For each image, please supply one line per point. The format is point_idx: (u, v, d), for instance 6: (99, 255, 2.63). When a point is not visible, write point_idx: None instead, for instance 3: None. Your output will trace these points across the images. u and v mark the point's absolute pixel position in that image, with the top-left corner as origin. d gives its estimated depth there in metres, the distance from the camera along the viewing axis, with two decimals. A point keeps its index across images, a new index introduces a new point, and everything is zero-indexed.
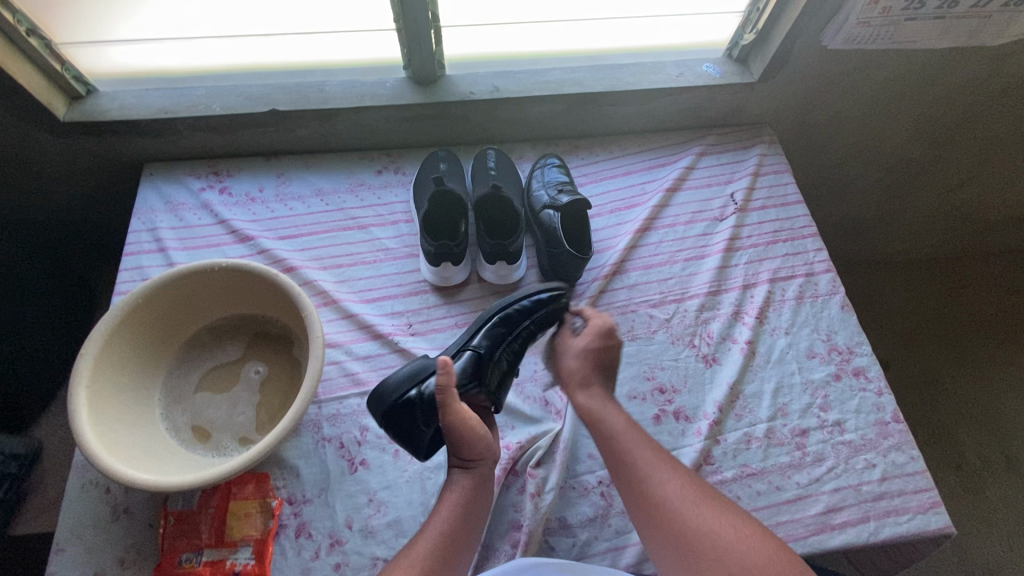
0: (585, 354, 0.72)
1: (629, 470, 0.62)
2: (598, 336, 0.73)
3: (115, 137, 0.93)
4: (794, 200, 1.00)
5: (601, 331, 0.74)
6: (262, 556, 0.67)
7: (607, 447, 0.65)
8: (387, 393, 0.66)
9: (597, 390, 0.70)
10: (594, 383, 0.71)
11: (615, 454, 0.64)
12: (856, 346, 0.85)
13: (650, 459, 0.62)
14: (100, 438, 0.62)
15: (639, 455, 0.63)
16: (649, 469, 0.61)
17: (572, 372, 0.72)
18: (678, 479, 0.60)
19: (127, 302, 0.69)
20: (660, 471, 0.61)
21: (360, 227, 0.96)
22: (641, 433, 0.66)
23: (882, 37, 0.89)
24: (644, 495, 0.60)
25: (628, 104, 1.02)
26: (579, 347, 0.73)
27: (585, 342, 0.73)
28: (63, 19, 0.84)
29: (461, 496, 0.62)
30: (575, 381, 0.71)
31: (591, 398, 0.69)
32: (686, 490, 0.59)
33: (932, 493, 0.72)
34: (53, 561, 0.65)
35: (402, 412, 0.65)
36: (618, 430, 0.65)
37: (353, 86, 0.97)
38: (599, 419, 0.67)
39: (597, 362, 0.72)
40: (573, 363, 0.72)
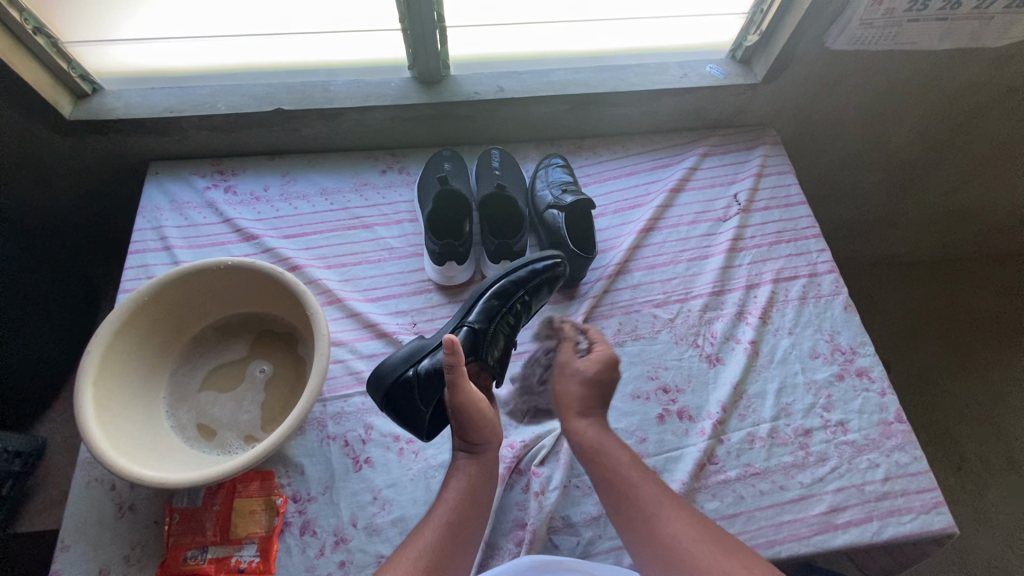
0: (583, 380, 0.69)
1: (631, 504, 0.61)
2: (601, 366, 0.69)
3: (120, 136, 0.93)
4: (797, 201, 1.01)
5: (606, 360, 0.70)
6: (267, 553, 0.67)
7: (606, 480, 0.63)
8: (387, 374, 0.68)
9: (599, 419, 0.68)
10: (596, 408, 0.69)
11: (616, 488, 0.62)
12: (859, 346, 0.85)
13: (653, 494, 0.61)
14: (107, 435, 0.62)
15: (641, 488, 0.61)
16: (652, 504, 0.60)
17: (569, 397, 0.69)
18: (680, 514, 0.59)
19: (133, 300, 0.70)
20: (662, 507, 0.60)
21: (364, 226, 0.96)
22: (641, 465, 0.64)
23: (885, 39, 0.89)
24: (646, 531, 0.58)
25: (632, 104, 1.03)
26: (578, 369, 0.70)
27: (586, 367, 0.70)
28: (70, 18, 0.84)
29: (466, 488, 0.61)
30: (572, 406, 0.69)
31: (593, 428, 0.67)
32: (689, 524, 0.58)
33: (935, 494, 0.72)
34: (58, 558, 0.65)
35: (405, 392, 0.66)
36: (619, 462, 0.64)
37: (358, 85, 0.97)
38: (599, 450, 0.65)
39: (593, 392, 0.69)
40: (572, 388, 0.69)
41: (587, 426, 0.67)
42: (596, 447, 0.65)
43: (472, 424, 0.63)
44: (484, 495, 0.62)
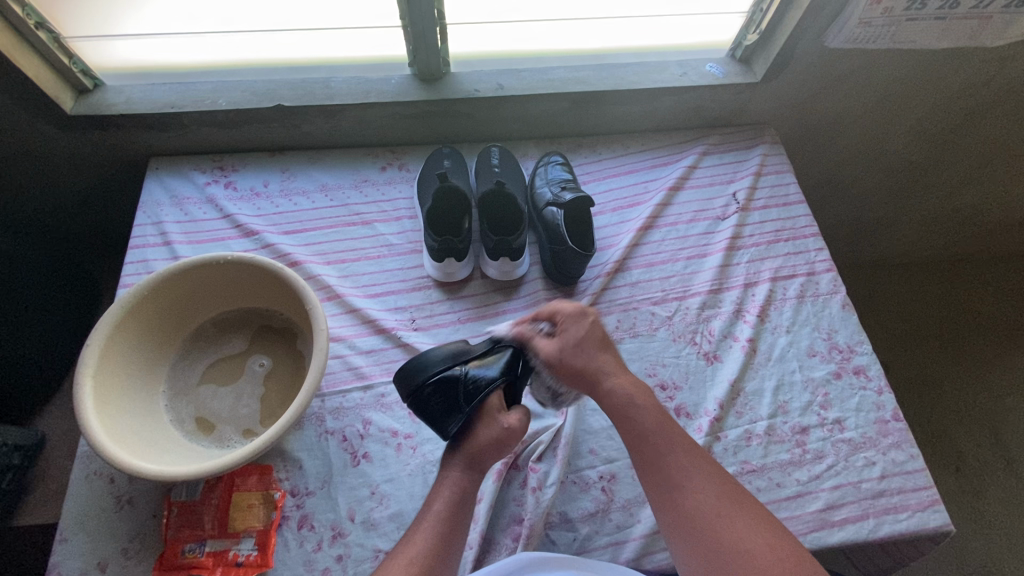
0: (574, 348, 0.69)
1: (659, 468, 0.60)
2: (576, 323, 0.70)
3: (120, 131, 0.93)
4: (795, 200, 1.01)
5: (572, 314, 0.71)
6: (264, 547, 0.67)
7: (637, 440, 0.63)
8: (425, 367, 0.67)
9: (624, 378, 0.67)
10: (604, 363, 0.68)
11: (645, 449, 0.61)
12: (856, 345, 0.85)
13: (683, 459, 0.60)
14: (106, 429, 0.63)
15: (673, 452, 0.60)
16: (680, 468, 0.59)
17: (576, 374, 0.68)
18: (710, 482, 0.58)
19: (133, 294, 0.70)
20: (693, 473, 0.58)
21: (363, 223, 0.96)
22: (675, 427, 0.63)
23: (884, 38, 0.89)
24: (673, 494, 0.58)
25: (631, 103, 1.03)
26: (562, 348, 0.69)
27: (565, 338, 0.69)
28: (71, 13, 0.84)
29: (460, 486, 0.62)
30: (586, 378, 0.67)
31: (616, 386, 0.66)
32: (718, 493, 0.57)
33: (931, 491, 0.73)
34: (56, 551, 0.66)
35: (446, 388, 0.65)
36: (650, 423, 0.62)
37: (358, 82, 0.97)
38: (630, 409, 0.64)
39: (593, 348, 0.69)
40: (576, 362, 0.68)
41: (610, 385, 0.66)
42: (626, 407, 0.64)
43: (493, 448, 0.64)
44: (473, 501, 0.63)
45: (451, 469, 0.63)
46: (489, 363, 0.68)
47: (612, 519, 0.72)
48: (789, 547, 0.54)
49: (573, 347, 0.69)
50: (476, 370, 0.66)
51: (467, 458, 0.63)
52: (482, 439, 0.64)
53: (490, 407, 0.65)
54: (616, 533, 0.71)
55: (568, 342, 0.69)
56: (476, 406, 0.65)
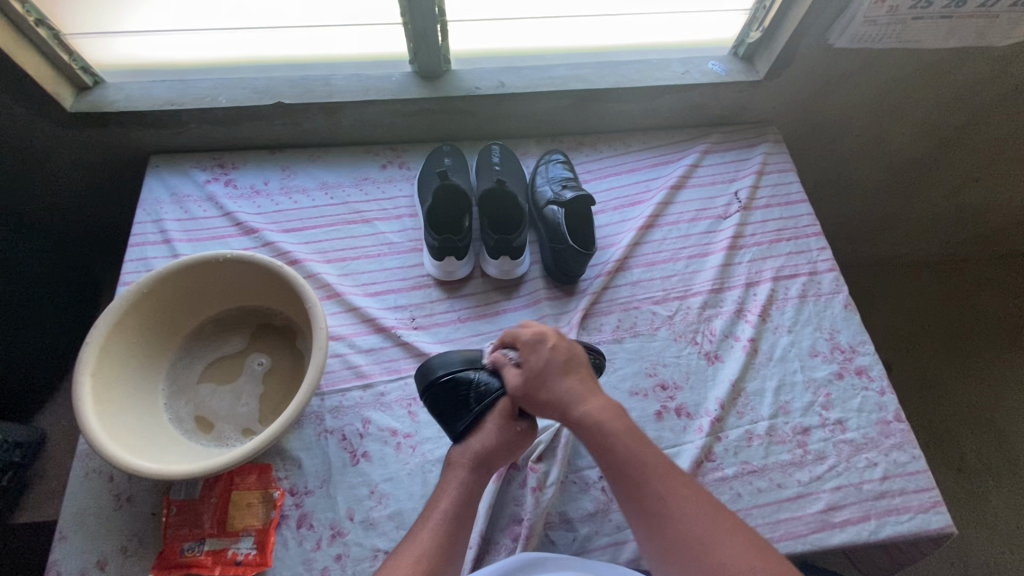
0: (538, 380, 0.63)
1: (640, 497, 0.57)
2: (535, 351, 0.65)
3: (120, 128, 0.93)
4: (798, 199, 1.00)
5: (530, 341, 0.66)
6: (264, 546, 0.67)
7: (613, 471, 0.59)
8: (443, 365, 0.70)
9: (594, 403, 0.62)
10: (568, 390, 0.63)
11: (624, 481, 0.58)
12: (859, 345, 0.85)
13: (664, 485, 0.57)
14: (105, 427, 0.63)
15: (650, 477, 0.58)
16: (663, 496, 0.57)
17: (545, 406, 0.63)
18: (692, 507, 0.56)
19: (133, 292, 0.70)
20: (674, 501, 0.56)
21: (364, 221, 0.96)
22: (652, 452, 0.60)
23: (889, 36, 0.89)
24: (657, 524, 0.56)
25: (633, 101, 1.02)
26: (525, 382, 0.64)
27: (524, 372, 0.64)
28: (71, 10, 0.84)
29: (465, 487, 0.62)
30: (553, 409, 0.63)
31: (586, 413, 0.61)
32: (701, 519, 0.55)
33: (932, 493, 0.72)
34: (55, 549, 0.66)
35: (459, 386, 0.67)
36: (627, 451, 0.59)
37: (359, 79, 0.97)
38: (605, 440, 0.60)
39: (558, 375, 0.64)
40: (542, 395, 0.63)
41: (581, 414, 0.61)
42: (600, 437, 0.60)
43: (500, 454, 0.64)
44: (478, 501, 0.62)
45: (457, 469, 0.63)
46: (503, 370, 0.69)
47: (612, 520, 0.72)
48: (778, 562, 0.53)
49: (537, 379, 0.63)
50: (488, 375, 0.68)
51: (474, 459, 0.63)
52: (491, 441, 0.64)
53: (498, 411, 0.65)
54: (616, 534, 0.71)
55: (532, 373, 0.64)
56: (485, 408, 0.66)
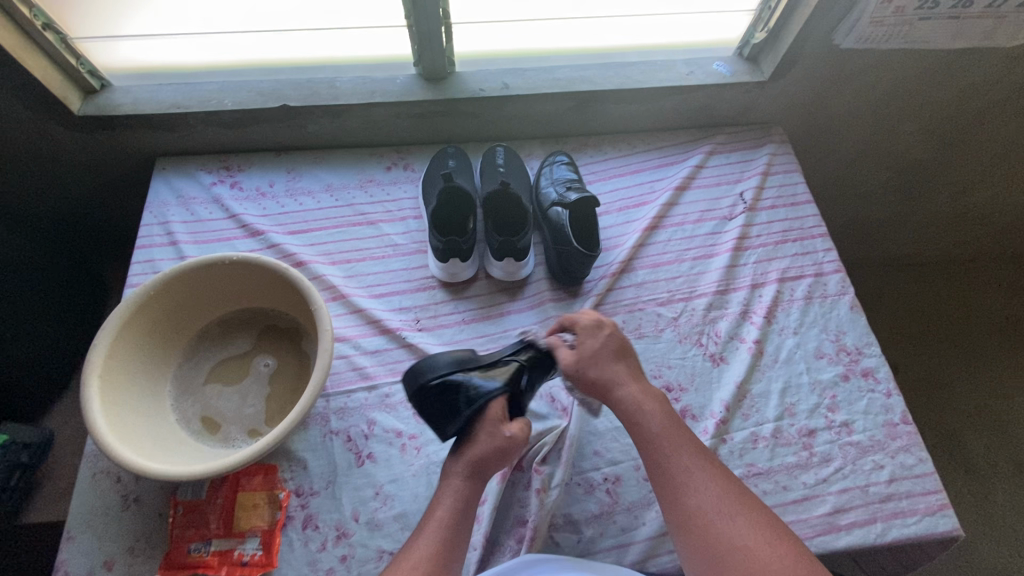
0: (592, 361, 0.67)
1: (665, 468, 0.60)
2: (593, 336, 0.69)
3: (127, 132, 0.93)
4: (803, 200, 1.00)
5: (589, 326, 0.69)
6: (269, 547, 0.68)
7: (643, 444, 0.62)
8: (431, 368, 0.64)
9: (637, 385, 0.66)
10: (617, 373, 0.67)
11: (651, 453, 0.61)
12: (865, 346, 0.84)
13: (690, 459, 0.60)
14: (112, 428, 0.63)
15: (677, 453, 0.60)
16: (688, 470, 0.59)
17: (591, 384, 0.66)
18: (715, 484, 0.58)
19: (140, 293, 0.70)
20: (698, 476, 0.58)
21: (369, 223, 0.96)
22: (683, 431, 0.62)
23: (897, 37, 0.88)
24: (677, 494, 0.58)
25: (637, 102, 1.02)
26: (579, 359, 0.67)
27: (580, 350, 0.68)
28: (80, 14, 0.84)
29: (464, 493, 0.61)
30: (597, 387, 0.66)
31: (630, 392, 0.65)
32: (722, 496, 0.57)
33: (940, 496, 0.72)
34: (63, 549, 0.66)
35: (450, 390, 0.62)
36: (658, 429, 0.62)
37: (364, 82, 0.97)
38: (641, 417, 0.63)
39: (608, 358, 0.68)
40: (591, 374, 0.66)
41: (624, 393, 0.65)
42: (636, 413, 0.64)
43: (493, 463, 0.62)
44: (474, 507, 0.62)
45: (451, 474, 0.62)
46: (494, 373, 0.64)
47: (617, 522, 0.72)
48: (789, 547, 0.54)
49: (590, 359, 0.67)
50: (479, 378, 0.63)
51: (468, 467, 0.62)
52: (481, 449, 0.61)
53: (491, 416, 0.62)
54: (621, 535, 0.71)
55: (585, 353, 0.68)
56: (476, 412, 0.62)
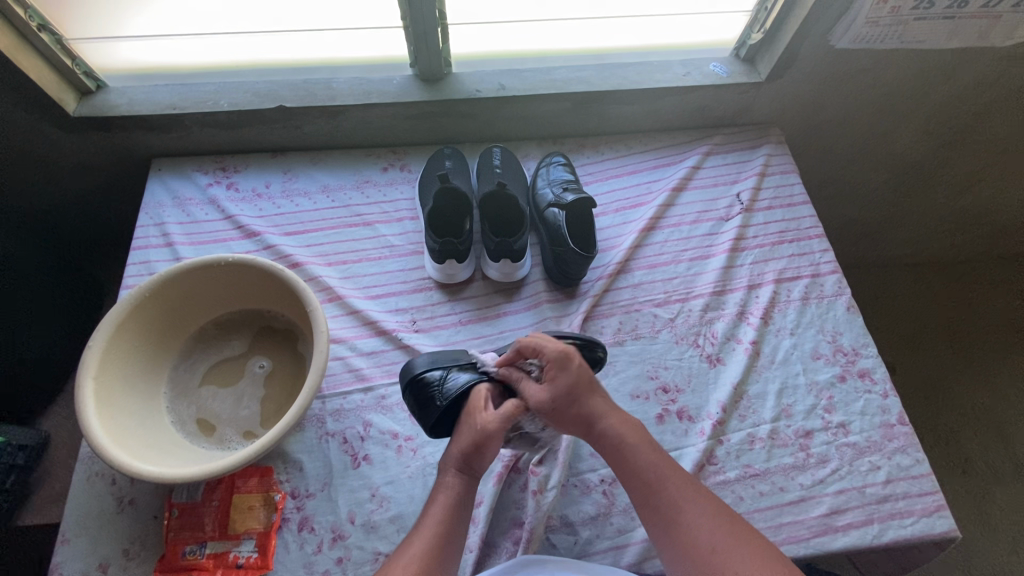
0: (565, 401, 0.64)
1: (657, 503, 0.60)
2: (561, 372, 0.65)
3: (123, 133, 0.93)
4: (800, 201, 1.00)
5: (558, 362, 0.65)
6: (265, 549, 0.67)
7: (631, 482, 0.62)
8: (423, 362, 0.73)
9: (616, 417, 0.65)
10: (595, 408, 0.65)
11: (642, 490, 0.61)
12: (862, 347, 0.84)
13: (681, 490, 0.60)
14: (107, 429, 0.63)
15: (667, 485, 0.60)
16: (679, 503, 0.59)
17: (570, 421, 0.65)
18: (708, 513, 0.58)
19: (135, 295, 0.70)
20: (689, 508, 0.58)
21: (365, 224, 0.96)
22: (670, 463, 0.62)
23: (892, 37, 0.88)
24: (672, 528, 0.58)
25: (634, 103, 1.02)
26: (554, 399, 0.64)
27: (554, 389, 0.64)
28: (75, 15, 0.84)
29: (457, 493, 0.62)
30: (578, 424, 0.65)
31: (611, 427, 0.64)
32: (717, 526, 0.57)
33: (937, 497, 0.72)
34: (58, 552, 0.66)
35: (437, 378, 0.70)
36: (646, 462, 0.62)
37: (360, 83, 0.97)
38: (626, 452, 0.63)
39: (584, 393, 0.65)
40: (569, 413, 0.64)
41: (605, 429, 0.64)
42: (621, 448, 0.63)
43: (477, 447, 0.62)
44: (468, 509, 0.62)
45: (446, 473, 0.63)
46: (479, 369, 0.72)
47: (613, 523, 0.71)
48: (788, 571, 0.54)
49: (566, 399, 0.64)
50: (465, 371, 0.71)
51: (457, 461, 0.63)
52: (463, 441, 0.63)
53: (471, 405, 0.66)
54: (617, 537, 0.70)
55: (560, 392, 0.64)
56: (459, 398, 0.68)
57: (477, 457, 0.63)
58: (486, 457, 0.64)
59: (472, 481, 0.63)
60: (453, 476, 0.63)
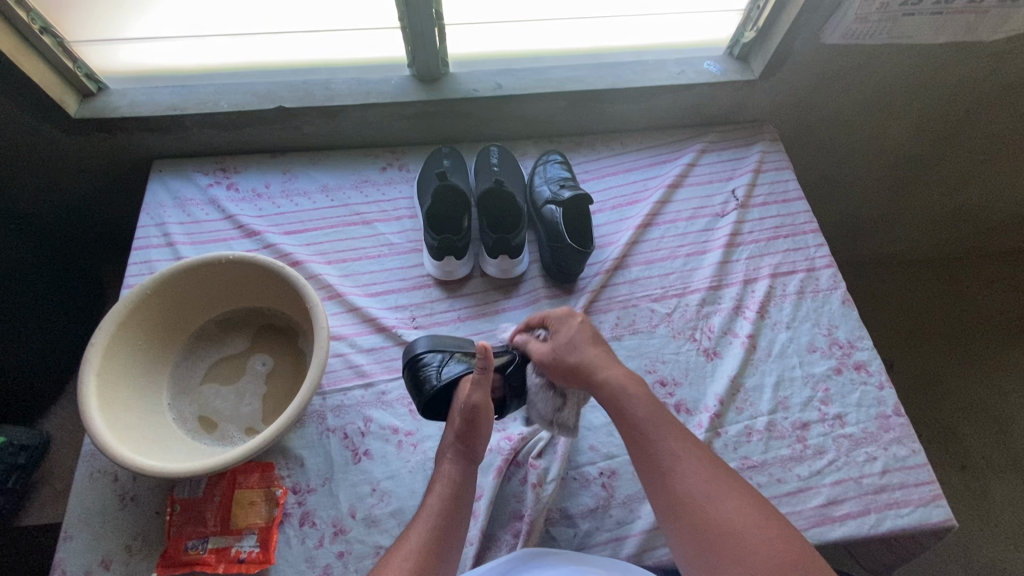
0: (566, 344, 0.70)
1: (653, 458, 0.59)
2: (564, 325, 0.73)
3: (124, 134, 0.94)
4: (794, 197, 1.01)
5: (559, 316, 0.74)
6: (266, 543, 0.68)
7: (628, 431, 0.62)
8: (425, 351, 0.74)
9: (620, 372, 0.67)
10: (594, 359, 0.68)
11: (637, 440, 0.61)
12: (857, 340, 0.85)
13: (680, 446, 0.59)
14: (110, 427, 0.63)
15: (662, 437, 0.60)
16: (674, 457, 0.58)
17: (570, 370, 0.68)
18: (704, 468, 0.57)
19: (137, 293, 0.71)
20: (690, 467, 0.57)
21: (364, 222, 0.97)
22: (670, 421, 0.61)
23: (881, 32, 0.90)
24: (664, 480, 0.57)
25: (630, 102, 1.03)
26: (554, 347, 0.71)
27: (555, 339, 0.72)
28: (76, 17, 0.85)
29: (449, 492, 0.62)
30: (579, 373, 0.67)
31: (611, 379, 0.66)
32: (711, 481, 0.56)
33: (933, 487, 0.72)
34: (61, 548, 0.66)
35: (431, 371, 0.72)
36: (644, 415, 0.62)
37: (359, 83, 0.98)
38: (623, 400, 0.64)
39: (583, 346, 0.70)
40: (571, 358, 0.69)
41: (604, 376, 0.66)
42: (618, 399, 0.64)
43: (468, 420, 0.64)
44: (468, 502, 0.62)
45: (446, 463, 0.64)
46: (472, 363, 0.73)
47: (613, 515, 0.72)
48: (783, 529, 0.53)
49: (564, 346, 0.70)
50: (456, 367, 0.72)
51: (456, 447, 0.65)
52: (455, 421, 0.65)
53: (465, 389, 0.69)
54: (616, 529, 0.71)
55: (561, 343, 0.71)
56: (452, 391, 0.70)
57: (471, 432, 0.64)
58: (479, 434, 0.65)
59: (470, 472, 0.64)
60: (452, 466, 0.64)
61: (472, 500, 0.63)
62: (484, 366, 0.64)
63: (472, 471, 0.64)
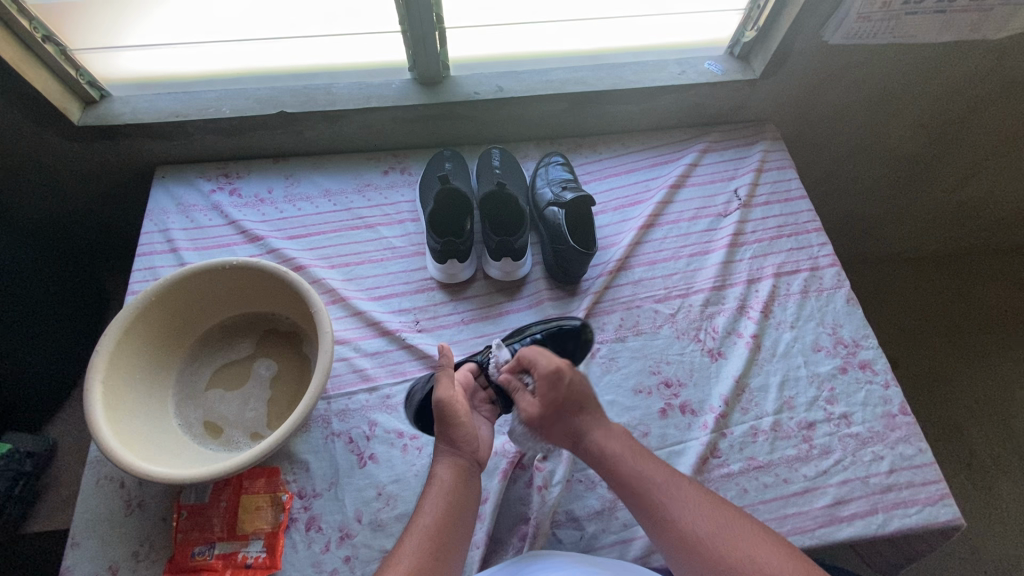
0: (553, 414, 0.66)
1: (646, 502, 0.61)
2: (553, 388, 0.66)
3: (126, 140, 0.95)
4: (797, 195, 1.01)
5: (549, 379, 0.65)
6: (273, 548, 0.68)
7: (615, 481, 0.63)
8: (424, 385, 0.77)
9: (603, 430, 0.67)
10: (585, 423, 0.67)
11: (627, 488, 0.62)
12: (862, 339, 0.85)
13: (667, 483, 0.61)
14: (116, 434, 0.63)
15: (649, 482, 0.61)
16: (665, 498, 0.60)
17: (560, 435, 0.68)
18: (694, 503, 0.59)
19: (142, 300, 0.71)
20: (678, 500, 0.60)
21: (367, 226, 0.97)
22: (651, 461, 0.64)
23: (884, 31, 0.90)
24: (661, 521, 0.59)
25: (632, 102, 1.03)
26: (542, 415, 0.67)
27: (544, 404, 0.66)
28: (78, 26, 0.86)
29: (447, 494, 0.61)
30: (566, 438, 0.67)
31: (600, 440, 0.65)
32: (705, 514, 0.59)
33: (940, 485, 0.72)
34: (68, 555, 0.66)
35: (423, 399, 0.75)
36: (627, 466, 0.63)
37: (360, 87, 0.98)
38: (607, 456, 0.64)
39: (575, 409, 0.67)
40: (555, 428, 0.67)
41: (591, 438, 0.66)
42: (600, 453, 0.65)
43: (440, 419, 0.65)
44: (468, 501, 0.62)
45: (438, 463, 0.64)
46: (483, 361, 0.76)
47: (619, 517, 0.72)
48: (780, 546, 0.56)
49: (556, 412, 0.67)
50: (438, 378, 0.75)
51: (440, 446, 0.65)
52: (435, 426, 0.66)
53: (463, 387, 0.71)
54: (623, 532, 0.71)
55: (551, 408, 0.66)
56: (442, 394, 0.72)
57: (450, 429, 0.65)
58: (461, 429, 0.65)
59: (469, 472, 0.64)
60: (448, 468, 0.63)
61: (471, 497, 0.62)
62: (444, 365, 0.69)
63: (469, 471, 0.64)
